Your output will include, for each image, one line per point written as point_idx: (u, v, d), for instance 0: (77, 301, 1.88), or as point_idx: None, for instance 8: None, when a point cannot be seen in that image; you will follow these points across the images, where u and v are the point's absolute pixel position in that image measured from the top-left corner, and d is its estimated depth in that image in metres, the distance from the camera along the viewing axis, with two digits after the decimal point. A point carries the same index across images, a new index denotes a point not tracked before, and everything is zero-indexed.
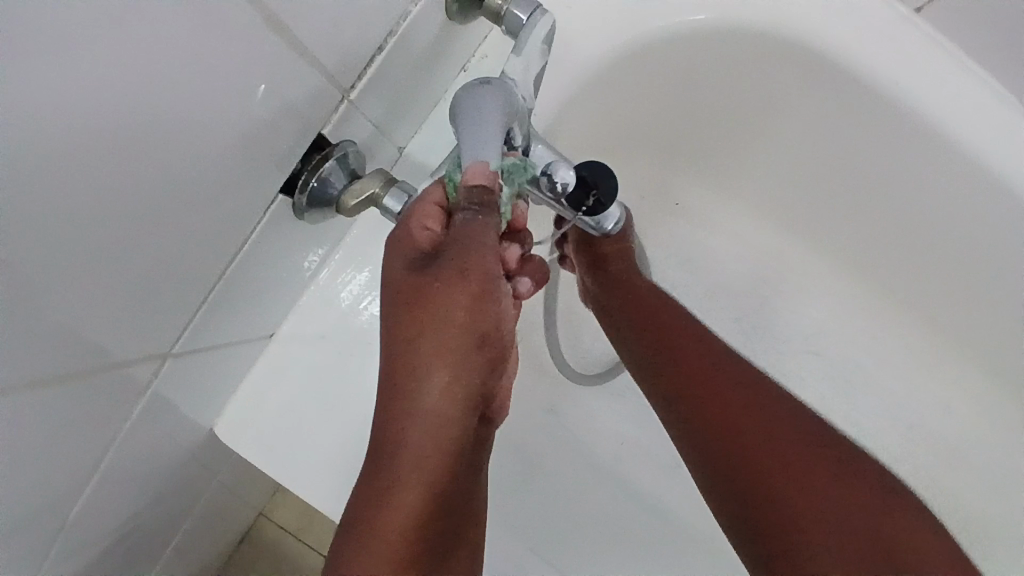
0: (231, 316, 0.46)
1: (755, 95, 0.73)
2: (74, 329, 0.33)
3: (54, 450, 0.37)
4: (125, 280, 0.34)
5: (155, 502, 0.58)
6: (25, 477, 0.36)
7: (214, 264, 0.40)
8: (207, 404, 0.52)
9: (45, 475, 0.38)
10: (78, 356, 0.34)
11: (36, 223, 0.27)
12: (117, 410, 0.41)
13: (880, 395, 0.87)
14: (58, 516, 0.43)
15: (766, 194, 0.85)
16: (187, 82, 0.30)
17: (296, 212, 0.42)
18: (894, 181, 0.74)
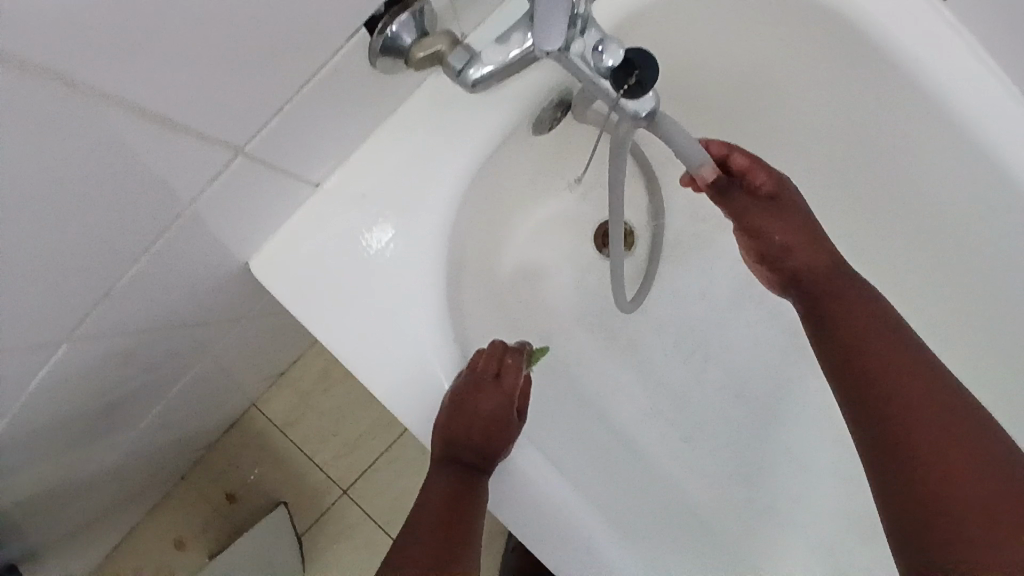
0: (281, 156, 0.50)
1: (791, 69, 0.76)
2: (150, 114, 0.37)
3: (114, 231, 0.42)
4: (213, 61, 0.37)
5: (178, 329, 0.63)
6: (81, 248, 0.40)
7: (282, 91, 0.44)
8: (243, 234, 0.56)
9: (98, 253, 0.42)
10: (160, 125, 0.38)
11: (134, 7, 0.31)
12: (174, 202, 0.45)
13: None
14: (96, 306, 0.47)
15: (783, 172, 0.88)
16: None
17: (370, 57, 0.48)
18: (905, 181, 0.76)
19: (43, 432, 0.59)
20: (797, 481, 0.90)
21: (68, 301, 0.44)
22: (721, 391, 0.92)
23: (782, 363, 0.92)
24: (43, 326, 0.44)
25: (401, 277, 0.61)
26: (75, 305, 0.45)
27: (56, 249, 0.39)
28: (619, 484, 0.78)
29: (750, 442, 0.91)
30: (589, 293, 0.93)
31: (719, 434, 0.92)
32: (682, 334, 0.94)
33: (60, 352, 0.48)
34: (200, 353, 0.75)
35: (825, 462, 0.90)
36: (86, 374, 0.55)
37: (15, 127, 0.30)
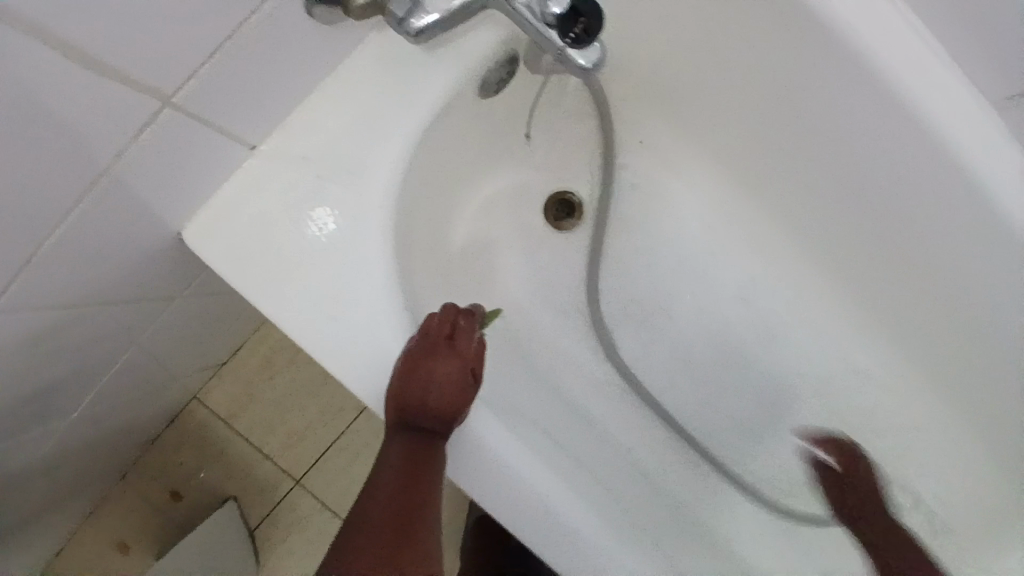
0: (211, 114, 0.47)
1: (733, 37, 0.76)
2: (55, 68, 0.33)
3: (26, 199, 0.38)
4: None
5: (105, 309, 0.59)
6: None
7: (208, 42, 0.41)
8: (174, 201, 0.52)
9: (8, 222, 0.38)
10: (73, 70, 0.34)
11: None
12: (96, 158, 0.41)
13: (804, 340, 0.94)
14: (8, 284, 0.43)
15: (725, 140, 0.90)
16: None
17: (307, 4, 0.45)
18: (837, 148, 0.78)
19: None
20: (745, 440, 0.93)
21: None
22: (671, 357, 0.95)
23: (727, 329, 0.95)
24: None
25: (348, 242, 0.59)
26: None
27: None
28: (574, 451, 0.78)
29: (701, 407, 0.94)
30: (541, 265, 0.93)
31: (670, 399, 0.94)
32: (633, 302, 0.95)
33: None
34: (132, 337, 0.70)
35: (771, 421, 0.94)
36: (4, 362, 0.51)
37: None
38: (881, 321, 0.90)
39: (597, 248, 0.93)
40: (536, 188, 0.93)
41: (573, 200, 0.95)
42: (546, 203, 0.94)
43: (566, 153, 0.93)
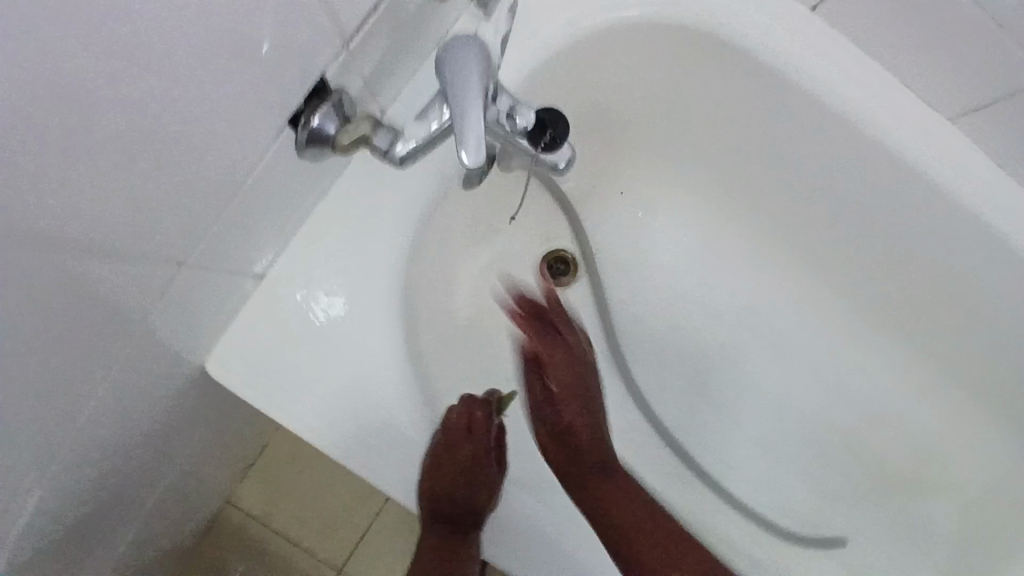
0: (226, 255, 0.51)
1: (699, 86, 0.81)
2: (76, 251, 0.36)
3: (62, 366, 0.41)
4: (147, 175, 0.37)
5: (140, 442, 0.61)
6: (27, 391, 0.39)
7: (217, 197, 0.45)
8: (199, 335, 0.56)
9: (46, 390, 0.41)
10: (96, 250, 0.37)
11: (48, 162, 0.31)
12: (123, 317, 0.44)
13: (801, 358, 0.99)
14: (50, 442, 0.45)
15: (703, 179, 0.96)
16: (198, 43, 0.35)
17: (297, 149, 0.49)
18: (804, 176, 0.85)
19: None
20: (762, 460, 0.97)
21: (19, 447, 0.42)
22: (688, 391, 1.00)
23: (738, 356, 1.00)
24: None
25: (360, 349, 0.61)
26: (28, 447, 0.43)
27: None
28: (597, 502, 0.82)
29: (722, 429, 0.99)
30: (550, 323, 0.98)
31: (686, 429, 0.99)
32: (634, 347, 1.01)
33: (22, 500, 0.47)
34: (165, 463, 0.72)
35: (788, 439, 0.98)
36: (47, 513, 0.52)
37: None
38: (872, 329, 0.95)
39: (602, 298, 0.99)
40: (530, 252, 0.98)
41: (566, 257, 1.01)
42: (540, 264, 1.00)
43: (556, 215, 0.99)
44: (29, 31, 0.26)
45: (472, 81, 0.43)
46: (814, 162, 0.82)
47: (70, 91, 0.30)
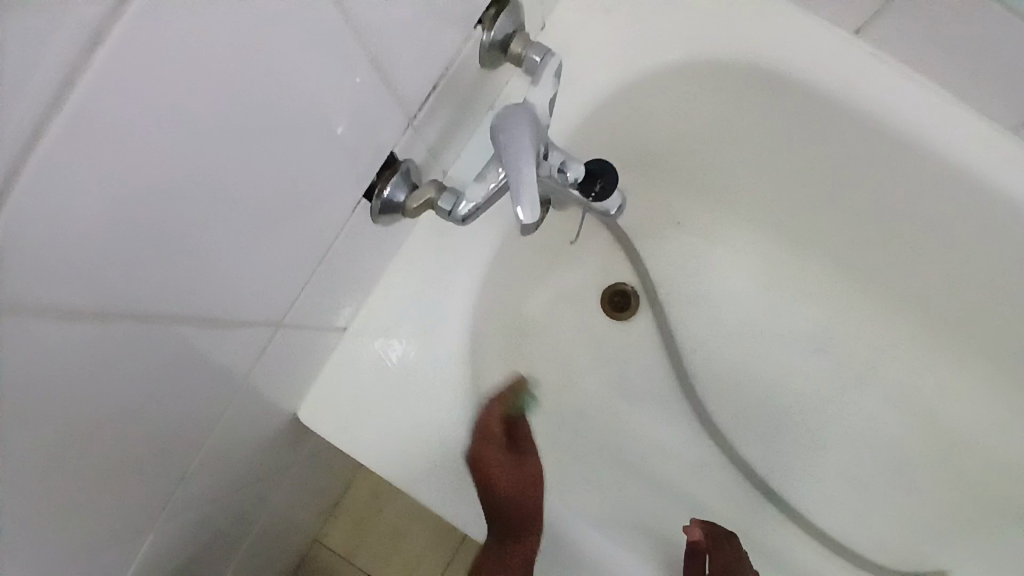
0: (314, 311, 0.57)
1: (747, 122, 0.82)
2: (198, 323, 0.42)
3: (186, 419, 0.47)
4: (251, 251, 0.43)
5: (244, 484, 0.67)
6: (159, 443, 0.45)
7: (307, 262, 0.51)
8: (294, 385, 0.62)
9: (172, 442, 0.47)
10: (213, 318, 0.43)
11: (182, 255, 0.37)
12: (232, 372, 0.50)
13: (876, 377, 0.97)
14: (175, 487, 0.51)
15: (752, 205, 0.96)
16: (292, 136, 0.40)
17: (372, 216, 0.55)
18: (864, 196, 0.84)
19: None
20: (839, 484, 0.96)
21: (150, 493, 0.48)
22: (761, 419, 0.99)
23: (809, 382, 0.99)
24: (131, 523, 0.48)
25: (436, 393, 0.65)
26: (157, 493, 0.49)
27: (137, 453, 0.43)
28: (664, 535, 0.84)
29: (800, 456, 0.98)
30: (613, 356, 1.01)
31: (758, 458, 0.98)
32: (700, 377, 1.01)
33: (144, 545, 0.52)
34: (263, 502, 0.79)
35: (865, 462, 0.96)
36: (170, 551, 0.59)
37: (99, 374, 0.35)
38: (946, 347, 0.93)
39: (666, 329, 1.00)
40: (589, 288, 1.01)
41: (627, 290, 1.03)
42: (601, 297, 1.02)
43: (613, 250, 1.02)
44: (169, 151, 0.31)
45: (524, 143, 0.47)
46: (873, 184, 0.81)
47: (200, 194, 0.35)
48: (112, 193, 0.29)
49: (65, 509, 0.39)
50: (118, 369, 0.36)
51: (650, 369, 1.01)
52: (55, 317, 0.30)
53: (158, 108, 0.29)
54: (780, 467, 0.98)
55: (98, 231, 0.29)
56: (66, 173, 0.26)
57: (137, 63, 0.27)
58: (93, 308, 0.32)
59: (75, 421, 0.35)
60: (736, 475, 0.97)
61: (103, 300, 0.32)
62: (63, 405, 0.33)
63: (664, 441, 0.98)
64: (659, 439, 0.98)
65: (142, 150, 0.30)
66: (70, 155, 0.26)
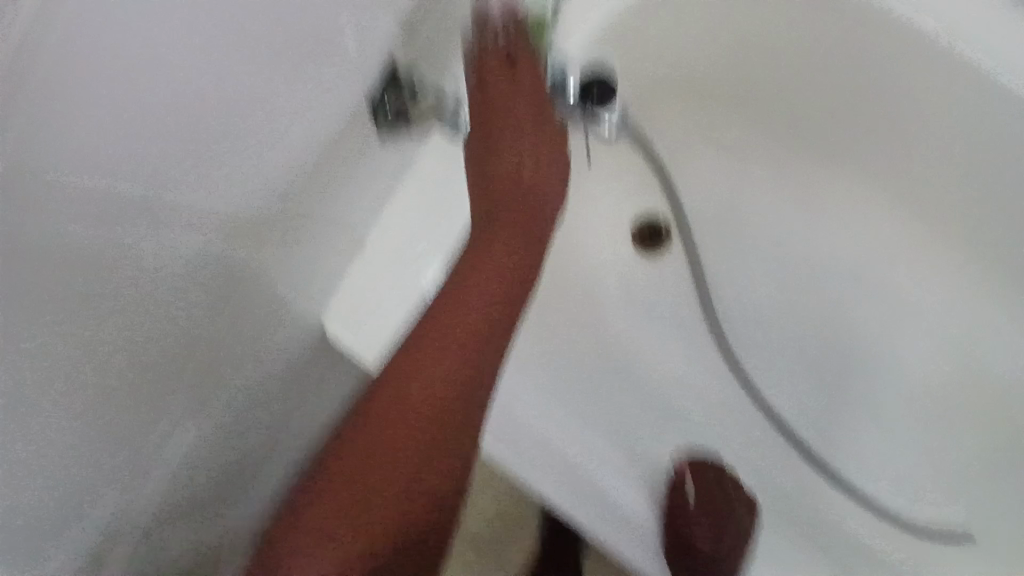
0: (330, 218, 0.61)
1: (784, 36, 0.81)
2: (218, 213, 0.45)
3: (214, 310, 0.51)
4: (266, 147, 0.46)
5: (282, 398, 0.72)
6: (193, 332, 0.50)
7: (319, 170, 0.54)
8: (315, 291, 0.67)
9: (203, 335, 0.52)
10: (232, 212, 0.46)
11: (194, 137, 0.39)
12: (254, 274, 0.54)
13: (911, 315, 0.96)
14: (207, 369, 0.57)
15: (790, 128, 0.94)
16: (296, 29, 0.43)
17: (374, 124, 0.56)
18: (905, 111, 0.82)
19: (176, 511, 0.68)
20: (869, 429, 0.95)
21: (187, 383, 0.53)
22: (792, 355, 0.98)
23: (840, 317, 0.98)
24: (171, 410, 0.54)
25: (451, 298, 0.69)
26: (199, 382, 0.55)
27: (168, 339, 0.47)
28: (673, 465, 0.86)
29: (830, 394, 0.97)
30: (639, 286, 1.01)
31: (784, 398, 0.97)
32: (731, 316, 1.00)
33: (184, 427, 0.59)
34: None
35: (895, 404, 0.95)
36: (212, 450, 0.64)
37: (119, 240, 0.38)
38: (990, 276, 0.91)
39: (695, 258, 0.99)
40: (620, 221, 1.01)
41: (660, 224, 1.02)
42: (631, 229, 1.01)
43: (644, 178, 1.00)
44: (162, 18, 0.33)
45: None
46: (914, 99, 0.80)
47: (205, 75, 0.37)
48: (105, 76, 0.32)
49: (106, 385, 0.44)
50: (137, 240, 0.40)
51: (676, 302, 1.01)
52: (66, 190, 0.33)
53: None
54: (808, 406, 0.97)
55: (94, 108, 0.32)
56: (61, 44, 0.29)
57: None
58: (94, 184, 0.35)
59: (93, 299, 0.38)
60: (760, 412, 0.97)
61: (106, 177, 0.35)
62: (85, 279, 0.37)
63: (687, 376, 0.98)
64: (682, 374, 0.98)
65: (144, 20, 0.32)
66: (59, 28, 0.28)
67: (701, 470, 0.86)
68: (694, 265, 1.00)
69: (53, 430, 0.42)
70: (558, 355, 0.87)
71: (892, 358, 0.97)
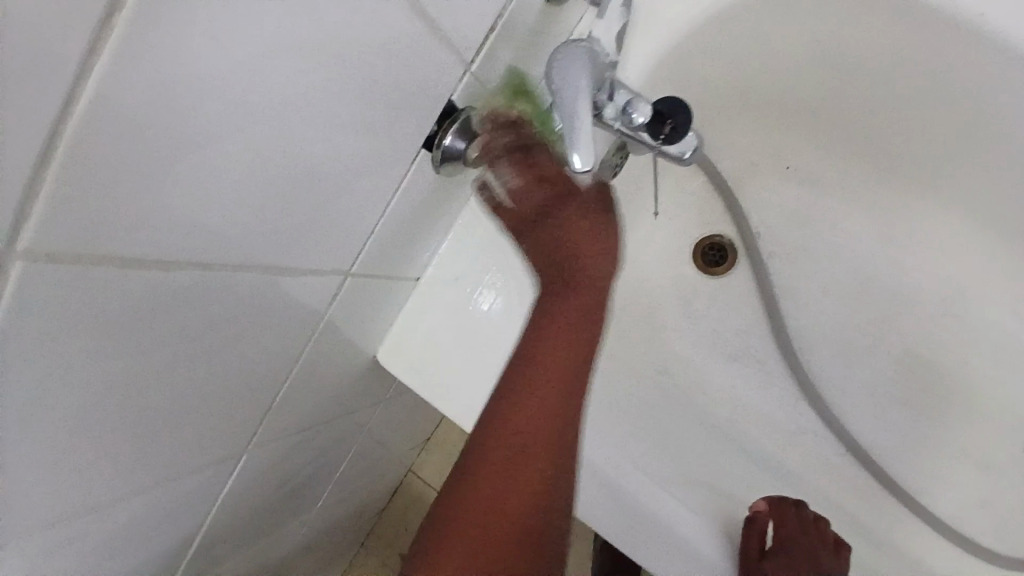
0: (385, 256, 0.59)
1: (870, 56, 0.75)
2: (270, 256, 0.45)
3: (265, 348, 0.51)
4: (321, 190, 0.45)
5: (332, 416, 0.72)
6: (240, 369, 0.50)
7: (376, 208, 0.53)
8: (371, 325, 0.65)
9: (253, 371, 0.52)
10: (285, 256, 0.46)
11: (247, 189, 0.38)
12: (308, 309, 0.53)
13: (1012, 350, 0.86)
14: (261, 407, 0.57)
15: (870, 145, 0.86)
16: (357, 81, 0.41)
17: (433, 166, 0.56)
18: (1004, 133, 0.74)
19: (228, 532, 0.69)
20: (955, 463, 0.87)
21: (232, 418, 0.54)
22: (873, 382, 0.91)
23: (929, 342, 0.89)
24: (218, 442, 0.54)
25: (504, 334, 0.68)
26: (248, 411, 0.55)
27: (212, 380, 0.48)
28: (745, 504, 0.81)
29: (918, 426, 0.89)
30: (701, 309, 0.95)
31: (861, 429, 0.90)
32: (802, 339, 0.93)
33: (239, 462, 0.60)
34: (349, 441, 0.84)
35: (990, 445, 0.86)
36: (260, 468, 0.65)
37: (174, 299, 0.39)
38: None
39: (763, 281, 0.93)
40: (680, 241, 0.96)
41: (723, 243, 0.96)
42: (694, 249, 0.96)
43: (708, 195, 0.95)
44: (221, 92, 0.32)
45: (581, 79, 0.44)
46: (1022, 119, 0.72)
47: (260, 137, 0.36)
48: (152, 146, 0.30)
49: (150, 426, 0.45)
50: (188, 296, 0.39)
51: (742, 325, 0.95)
52: (114, 260, 0.33)
53: (194, 69, 0.30)
54: (891, 439, 0.89)
55: (149, 182, 0.31)
56: (116, 127, 0.28)
57: (168, 21, 0.26)
58: (143, 252, 0.34)
59: (142, 355, 0.39)
60: (834, 445, 0.90)
61: (150, 241, 0.34)
62: (132, 336, 0.37)
63: (753, 403, 0.92)
64: (748, 400, 0.92)
65: (202, 97, 0.31)
66: (120, 112, 0.27)
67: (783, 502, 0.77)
68: (761, 287, 0.94)
69: (91, 470, 0.42)
70: (616, 384, 0.83)
71: (997, 398, 0.87)
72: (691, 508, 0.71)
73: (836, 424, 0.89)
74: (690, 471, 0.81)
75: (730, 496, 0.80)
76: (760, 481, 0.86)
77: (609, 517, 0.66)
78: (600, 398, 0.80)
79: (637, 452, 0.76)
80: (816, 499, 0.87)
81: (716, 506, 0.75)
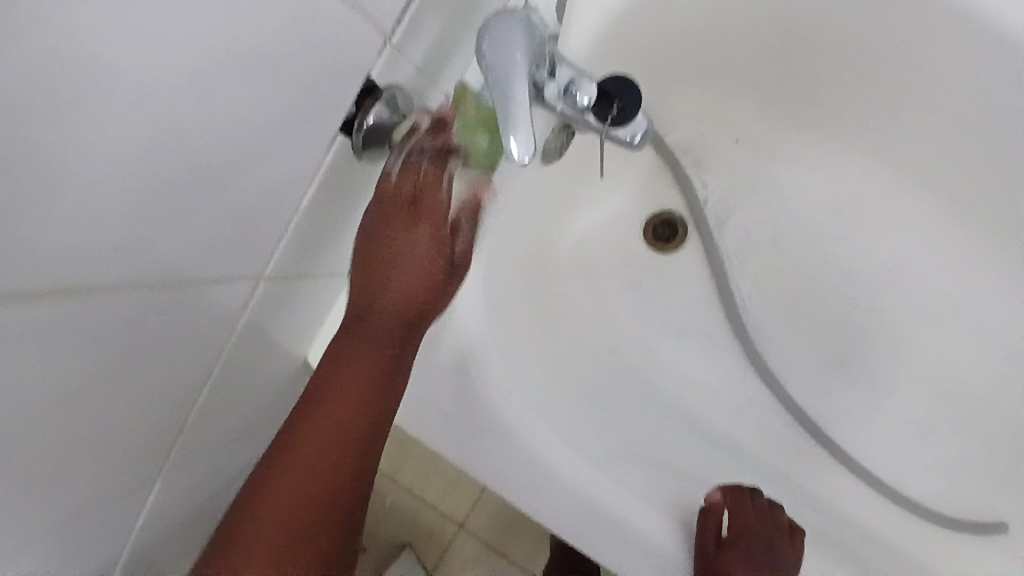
0: (306, 253, 0.54)
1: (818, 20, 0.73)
2: (165, 260, 0.38)
3: (176, 364, 0.46)
4: (221, 182, 0.39)
5: (259, 425, 0.66)
6: (148, 391, 0.44)
7: (291, 201, 0.47)
8: (297, 327, 0.60)
9: (164, 389, 0.46)
10: (186, 261, 0.40)
11: (125, 186, 0.32)
12: (222, 315, 0.47)
13: (947, 317, 0.88)
14: (175, 426, 0.51)
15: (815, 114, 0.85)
16: (256, 59, 0.35)
17: (355, 152, 0.50)
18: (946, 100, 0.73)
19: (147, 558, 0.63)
20: (895, 429, 0.89)
21: (141, 444, 0.48)
22: (818, 354, 0.91)
23: (871, 312, 0.90)
24: (128, 472, 0.48)
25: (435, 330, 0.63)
26: (160, 434, 0.49)
27: (113, 406, 0.41)
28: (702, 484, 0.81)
29: (860, 395, 0.90)
30: (651, 287, 0.93)
31: (806, 401, 0.91)
32: (752, 313, 0.93)
33: (152, 491, 0.53)
34: None
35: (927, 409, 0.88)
36: (178, 491, 0.58)
37: (48, 321, 0.32)
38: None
39: (712, 256, 0.92)
40: (628, 217, 0.93)
41: (673, 218, 0.93)
42: (643, 225, 0.93)
43: (656, 169, 0.92)
44: (70, 71, 0.26)
45: (517, 55, 0.39)
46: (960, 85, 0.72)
47: (135, 127, 0.30)
48: None
49: (36, 475, 0.38)
50: (64, 314, 0.33)
51: (692, 302, 0.93)
52: None
53: (12, 53, 0.23)
54: (835, 409, 0.90)
55: None
56: None
57: None
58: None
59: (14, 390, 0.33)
60: (780, 417, 0.91)
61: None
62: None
63: (704, 381, 0.92)
64: (698, 378, 0.92)
65: (43, 80, 0.25)
66: None
67: (735, 490, 0.75)
68: (710, 262, 0.92)
69: None
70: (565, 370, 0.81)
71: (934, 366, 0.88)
72: (644, 493, 0.70)
73: (782, 396, 0.90)
74: (641, 455, 0.79)
75: (681, 476, 0.79)
76: (710, 458, 0.86)
77: (560, 513, 0.64)
78: (549, 387, 0.77)
79: (588, 440, 0.74)
80: (763, 472, 0.88)
81: (668, 488, 0.74)
